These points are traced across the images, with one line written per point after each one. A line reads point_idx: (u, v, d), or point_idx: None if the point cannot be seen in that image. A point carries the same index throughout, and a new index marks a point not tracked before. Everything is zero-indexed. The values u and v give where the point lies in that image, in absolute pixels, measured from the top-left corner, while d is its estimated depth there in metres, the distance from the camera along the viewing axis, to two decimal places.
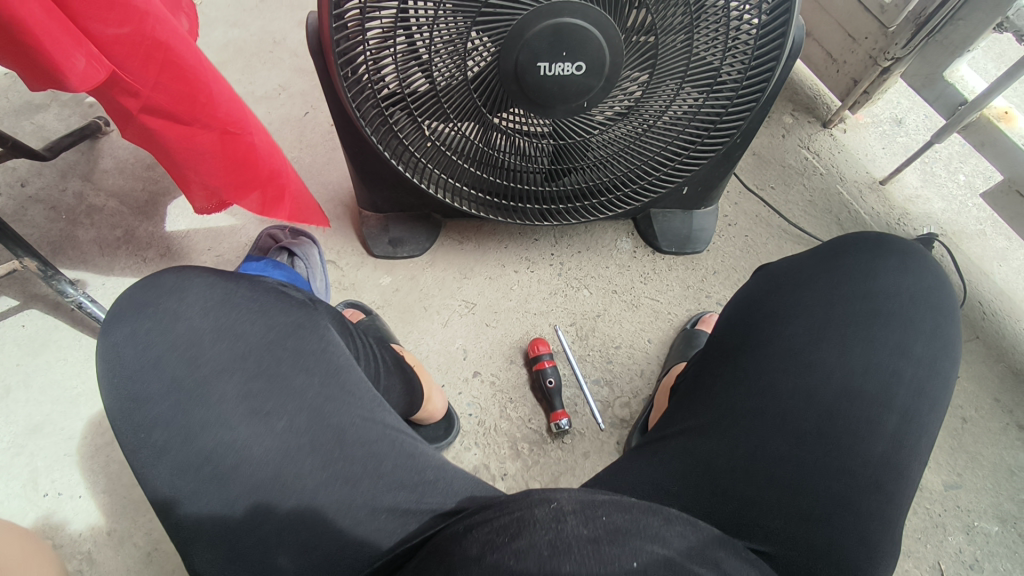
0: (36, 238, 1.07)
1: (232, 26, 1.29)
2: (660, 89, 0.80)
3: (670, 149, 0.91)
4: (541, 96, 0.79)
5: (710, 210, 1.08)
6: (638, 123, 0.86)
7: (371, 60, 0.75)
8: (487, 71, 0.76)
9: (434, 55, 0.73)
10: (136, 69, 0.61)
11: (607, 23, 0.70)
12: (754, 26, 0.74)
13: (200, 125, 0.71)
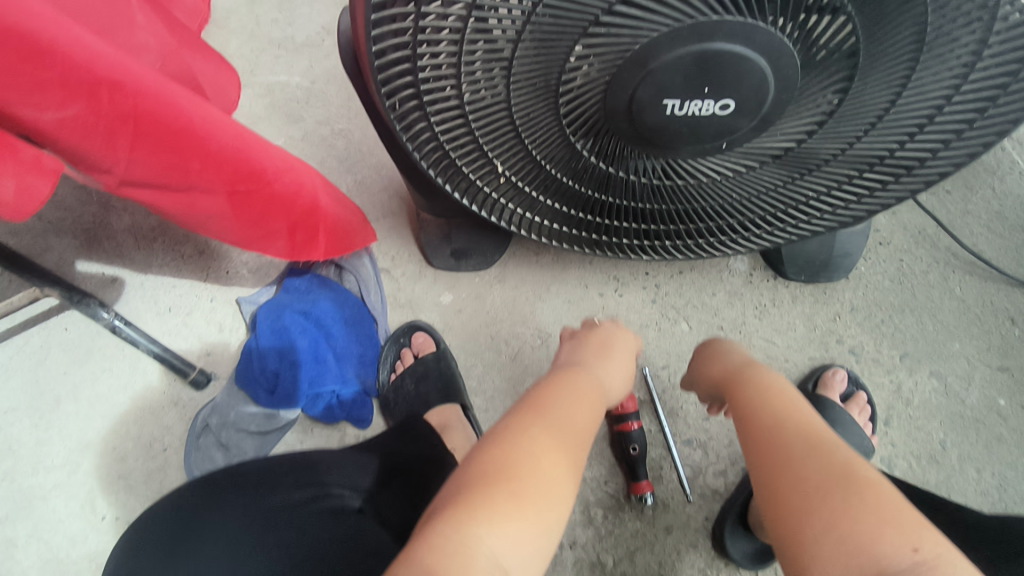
0: (68, 225, 0.97)
1: None
2: (841, 129, 0.54)
3: (835, 199, 0.65)
4: (662, 137, 0.56)
5: (860, 231, 0.84)
6: (799, 166, 0.59)
7: (425, 88, 0.53)
8: (589, 102, 0.53)
9: (515, 80, 0.51)
10: (101, 150, 0.44)
11: (781, 47, 0.46)
12: None
13: (202, 188, 0.54)
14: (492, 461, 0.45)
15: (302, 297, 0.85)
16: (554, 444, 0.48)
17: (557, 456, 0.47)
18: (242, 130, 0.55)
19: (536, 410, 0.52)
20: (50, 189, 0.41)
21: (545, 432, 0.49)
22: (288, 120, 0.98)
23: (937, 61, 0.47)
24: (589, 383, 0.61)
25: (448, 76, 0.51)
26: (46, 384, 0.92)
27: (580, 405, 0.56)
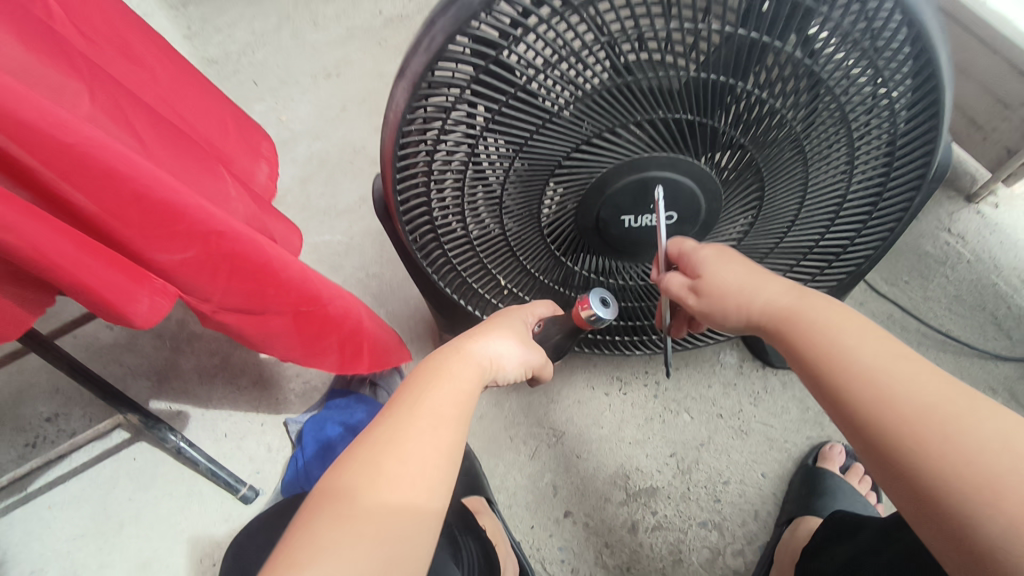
0: (143, 368, 1.13)
1: (315, 137, 1.32)
2: (769, 221, 0.71)
3: (783, 276, 0.80)
4: (626, 244, 0.72)
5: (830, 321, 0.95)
6: (741, 257, 0.76)
7: (441, 211, 0.71)
8: (565, 215, 0.71)
9: (508, 201, 0.69)
10: (205, 283, 0.60)
11: (699, 172, 0.64)
12: (888, 150, 0.63)
13: (273, 311, 0.69)
14: (375, 439, 0.47)
15: (342, 411, 0.98)
16: (435, 440, 0.48)
17: (440, 439, 0.48)
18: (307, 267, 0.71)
19: (406, 407, 0.50)
20: (168, 307, 0.59)
21: (400, 460, 0.46)
22: (331, 267, 1.17)
23: (822, 166, 0.64)
24: (468, 372, 0.55)
25: (458, 201, 0.69)
26: (112, 510, 1.01)
27: (447, 395, 0.52)
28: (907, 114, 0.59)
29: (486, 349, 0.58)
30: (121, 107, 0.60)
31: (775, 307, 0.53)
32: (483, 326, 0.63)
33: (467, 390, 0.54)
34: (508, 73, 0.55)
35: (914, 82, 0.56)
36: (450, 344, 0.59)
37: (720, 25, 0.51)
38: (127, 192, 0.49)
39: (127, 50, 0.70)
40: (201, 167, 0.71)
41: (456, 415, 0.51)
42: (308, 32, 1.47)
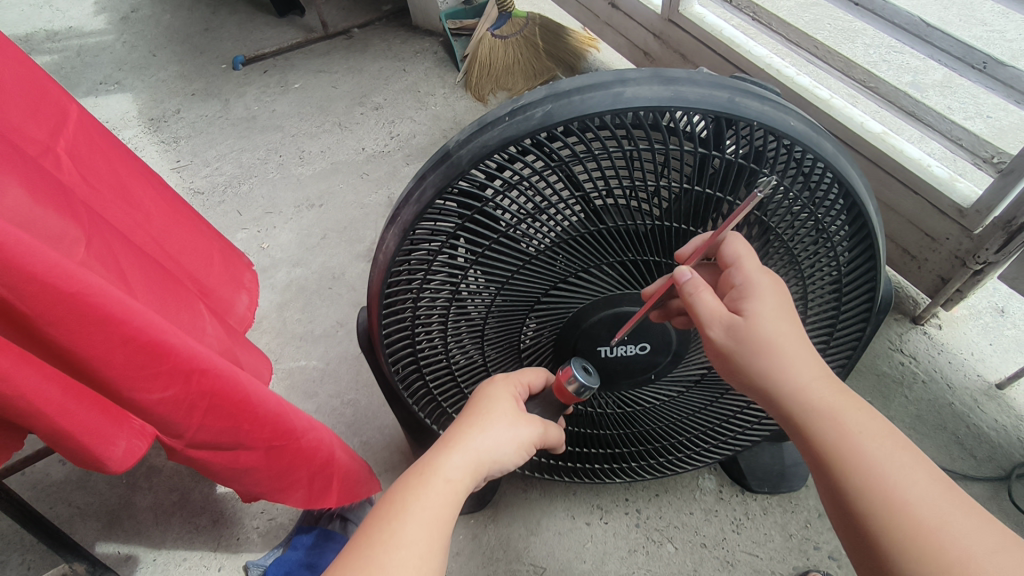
0: (93, 507, 1.05)
1: (295, 264, 1.36)
2: None
3: (753, 408, 0.82)
4: (604, 375, 0.74)
5: None
6: (716, 389, 0.78)
7: (422, 342, 0.73)
8: (543, 345, 0.73)
9: (488, 333, 0.71)
10: (181, 421, 0.59)
11: None
12: (836, 285, 0.68)
13: (244, 447, 0.68)
14: (358, 556, 0.48)
15: (310, 551, 0.92)
16: (407, 563, 0.48)
17: (421, 562, 0.48)
18: (282, 399, 0.71)
19: (388, 523, 0.50)
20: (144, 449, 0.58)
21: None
22: (305, 395, 1.16)
23: None
24: (456, 471, 0.54)
25: (440, 333, 0.72)
26: None
27: (434, 506, 0.52)
28: (847, 253, 0.65)
29: (487, 441, 0.56)
30: (115, 252, 0.62)
31: (811, 404, 0.53)
32: (476, 406, 0.59)
33: (456, 494, 0.53)
34: (490, 220, 0.60)
35: (850, 231, 0.63)
36: (447, 435, 0.57)
37: (678, 182, 0.58)
38: (118, 335, 0.51)
39: (125, 196, 0.75)
40: (183, 304, 0.72)
41: (432, 533, 0.50)
42: (293, 167, 1.57)
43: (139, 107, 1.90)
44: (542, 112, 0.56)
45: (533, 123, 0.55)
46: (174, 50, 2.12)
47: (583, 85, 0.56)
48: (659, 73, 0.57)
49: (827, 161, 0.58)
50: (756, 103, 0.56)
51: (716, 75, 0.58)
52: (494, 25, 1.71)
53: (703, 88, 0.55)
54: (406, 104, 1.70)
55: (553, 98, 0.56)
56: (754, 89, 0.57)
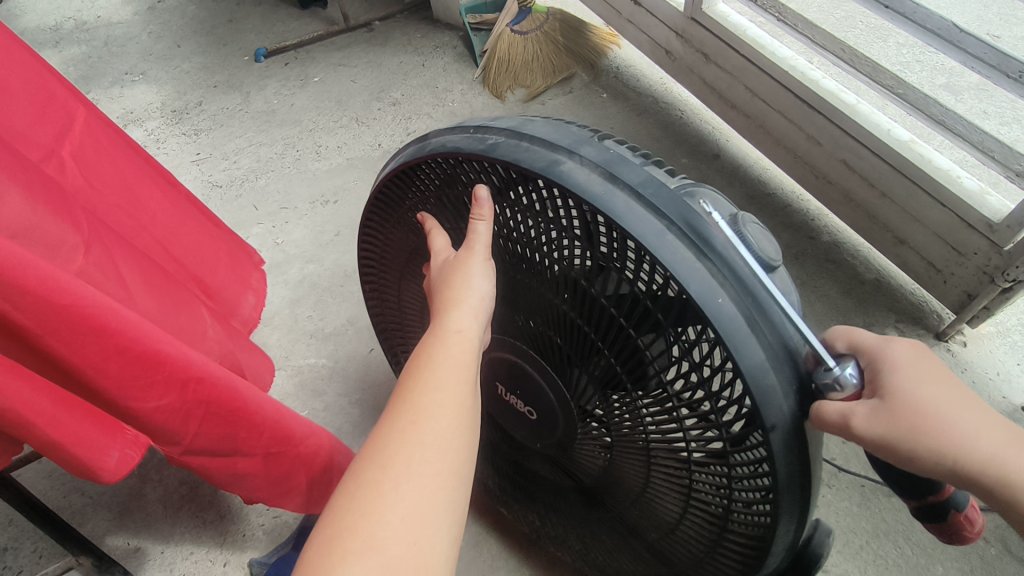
0: (105, 498, 1.07)
1: (308, 261, 1.37)
2: (615, 496, 0.59)
3: (625, 561, 0.65)
4: (506, 419, 0.67)
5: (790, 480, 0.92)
6: (592, 513, 0.65)
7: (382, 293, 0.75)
8: None
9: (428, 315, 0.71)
10: (176, 428, 0.59)
11: (557, 400, 0.56)
12: (729, 505, 0.47)
13: (243, 454, 0.68)
14: (365, 491, 0.44)
15: None
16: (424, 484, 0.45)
17: (457, 414, 0.48)
18: (282, 407, 0.71)
19: (386, 463, 0.45)
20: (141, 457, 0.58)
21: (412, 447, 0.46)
22: (313, 393, 1.16)
23: (656, 471, 0.51)
24: (463, 322, 0.50)
25: (394, 290, 0.73)
26: None
27: (452, 364, 0.49)
28: (744, 471, 0.44)
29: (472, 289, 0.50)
30: (111, 256, 0.63)
31: (983, 457, 0.41)
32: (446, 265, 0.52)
33: (458, 397, 0.48)
34: (444, 211, 0.57)
35: (763, 458, 0.43)
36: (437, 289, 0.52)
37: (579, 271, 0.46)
38: (111, 344, 0.50)
39: (131, 199, 0.75)
40: (174, 310, 0.73)
41: (453, 441, 0.47)
42: (310, 162, 1.57)
43: (162, 98, 1.92)
44: (503, 136, 0.50)
45: (481, 147, 0.50)
46: (199, 42, 2.15)
47: (561, 129, 0.49)
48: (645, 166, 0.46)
49: (741, 362, 0.40)
50: (704, 246, 0.42)
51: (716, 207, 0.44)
52: (514, 21, 1.69)
53: (663, 211, 0.42)
54: (424, 100, 1.69)
55: (521, 129, 0.50)
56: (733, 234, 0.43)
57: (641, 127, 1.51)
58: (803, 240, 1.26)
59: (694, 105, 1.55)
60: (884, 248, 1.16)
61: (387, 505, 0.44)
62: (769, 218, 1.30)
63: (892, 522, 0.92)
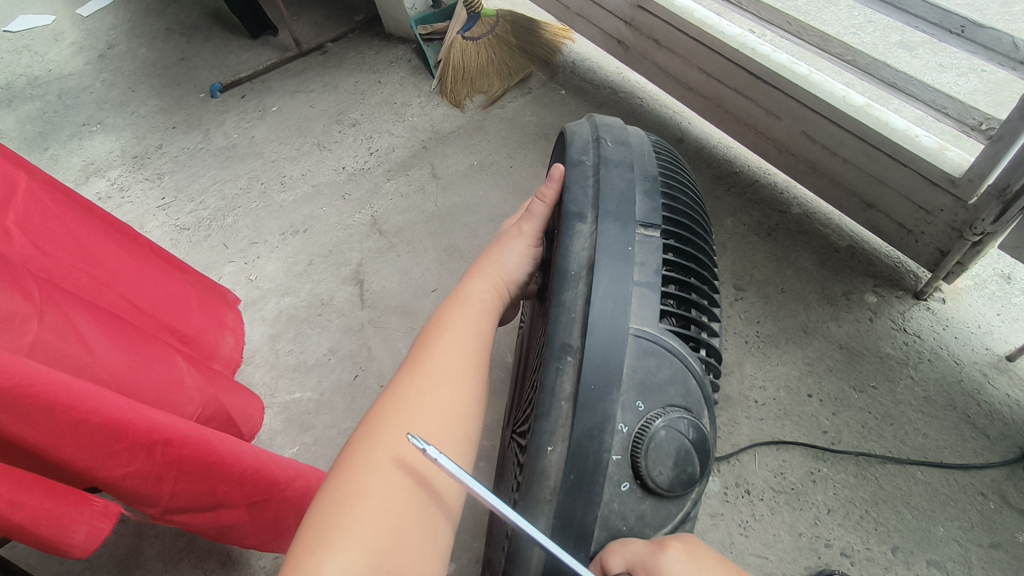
0: (102, 559, 1.05)
1: (284, 293, 1.35)
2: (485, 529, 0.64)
3: None
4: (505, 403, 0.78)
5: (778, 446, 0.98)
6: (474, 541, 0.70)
7: None
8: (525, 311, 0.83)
9: None
10: (151, 491, 0.57)
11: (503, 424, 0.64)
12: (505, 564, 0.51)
13: (226, 505, 0.66)
14: (371, 455, 0.52)
15: None
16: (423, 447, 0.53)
17: (457, 388, 0.56)
18: (262, 453, 0.70)
19: (397, 413, 0.54)
20: (111, 527, 0.54)
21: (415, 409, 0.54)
22: (301, 428, 1.15)
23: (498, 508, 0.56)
24: (483, 296, 0.62)
25: None
26: None
27: (463, 338, 0.59)
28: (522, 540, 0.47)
29: (506, 264, 0.64)
30: (66, 316, 0.59)
31: None
32: (494, 243, 0.67)
33: (462, 374, 0.57)
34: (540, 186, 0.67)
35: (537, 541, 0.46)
36: (473, 265, 0.66)
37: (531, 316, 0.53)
38: (66, 420, 0.49)
39: (88, 253, 0.71)
40: (150, 358, 0.69)
41: (446, 414, 0.55)
42: (275, 194, 1.55)
43: (122, 146, 1.90)
44: (591, 167, 0.54)
45: (573, 149, 0.59)
46: (154, 84, 2.13)
47: (623, 196, 0.52)
48: (649, 301, 0.46)
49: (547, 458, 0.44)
50: (571, 408, 0.44)
51: (658, 421, 0.44)
52: (464, 27, 1.68)
53: (594, 379, 0.44)
54: (383, 118, 1.67)
55: (605, 165, 0.55)
56: (628, 442, 0.44)
57: None
58: (774, 214, 1.26)
59: (652, 91, 1.54)
60: (854, 213, 1.15)
61: (392, 467, 0.51)
62: (738, 196, 1.30)
63: (888, 489, 0.92)
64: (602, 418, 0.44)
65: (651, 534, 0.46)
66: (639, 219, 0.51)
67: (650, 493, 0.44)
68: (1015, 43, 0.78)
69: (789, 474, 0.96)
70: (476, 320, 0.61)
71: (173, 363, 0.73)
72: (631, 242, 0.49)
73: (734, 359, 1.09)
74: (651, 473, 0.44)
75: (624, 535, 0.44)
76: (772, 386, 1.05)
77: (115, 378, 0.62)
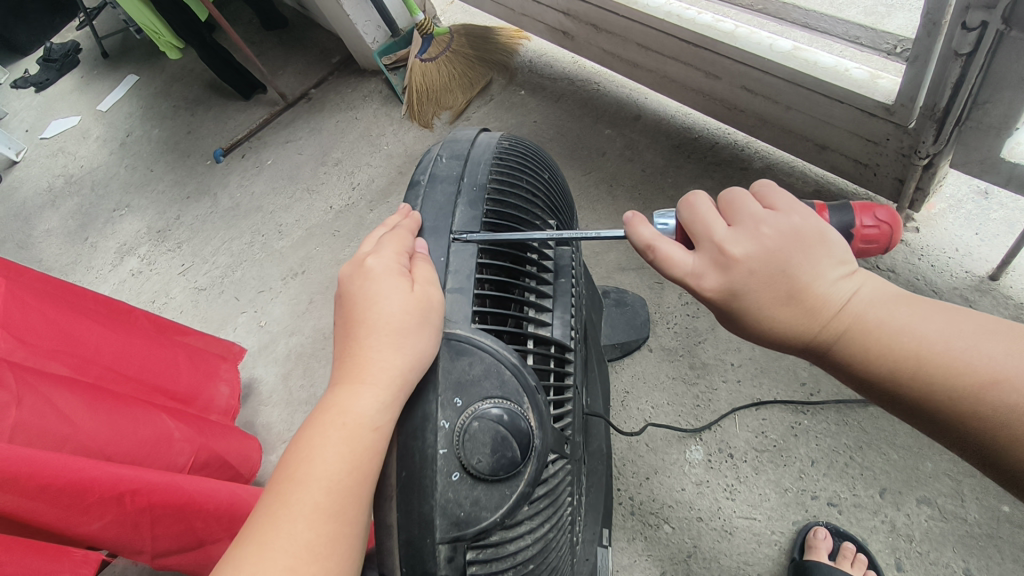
0: None
1: (291, 333, 1.46)
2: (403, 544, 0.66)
3: None
4: None
5: (750, 409, 0.99)
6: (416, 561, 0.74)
7: None
8: None
9: None
10: (130, 537, 0.67)
11: None
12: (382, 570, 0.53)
13: (211, 541, 0.75)
14: (264, 532, 0.47)
15: None
16: (323, 510, 0.48)
17: (343, 484, 0.48)
18: (236, 491, 0.80)
19: (277, 509, 0.48)
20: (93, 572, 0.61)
21: (297, 504, 0.48)
22: None
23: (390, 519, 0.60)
24: (377, 374, 0.49)
25: None
26: None
27: (344, 438, 0.49)
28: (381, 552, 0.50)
29: (400, 316, 0.51)
30: (45, 396, 0.69)
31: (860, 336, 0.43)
32: (379, 281, 0.53)
33: (358, 463, 0.49)
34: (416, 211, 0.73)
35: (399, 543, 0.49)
36: (366, 311, 0.53)
37: None
38: (32, 485, 0.58)
39: (68, 336, 0.81)
40: (137, 420, 0.78)
41: (352, 468, 0.48)
42: (275, 243, 1.67)
43: (147, 223, 2.08)
44: (424, 186, 0.64)
45: (417, 174, 0.66)
46: (167, 161, 2.31)
47: (447, 213, 0.60)
48: (461, 302, 0.54)
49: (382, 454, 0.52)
50: None
51: (471, 414, 0.48)
52: (420, 51, 1.74)
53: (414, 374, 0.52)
54: (362, 151, 1.76)
55: (432, 190, 0.63)
56: (449, 435, 0.48)
57: (562, 113, 1.53)
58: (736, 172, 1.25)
59: (608, 75, 1.55)
60: (811, 157, 1.12)
61: (282, 543, 0.47)
62: (698, 161, 1.29)
63: (871, 431, 0.91)
64: (423, 418, 0.50)
65: (487, 525, 0.47)
66: (456, 231, 0.59)
67: (479, 478, 0.48)
68: None
69: (770, 432, 0.96)
70: (373, 402, 0.49)
71: (160, 419, 0.82)
72: (446, 253, 0.57)
73: (708, 325, 1.09)
74: (469, 459, 0.47)
75: (463, 520, 0.47)
76: (747, 346, 1.05)
77: (98, 443, 0.72)
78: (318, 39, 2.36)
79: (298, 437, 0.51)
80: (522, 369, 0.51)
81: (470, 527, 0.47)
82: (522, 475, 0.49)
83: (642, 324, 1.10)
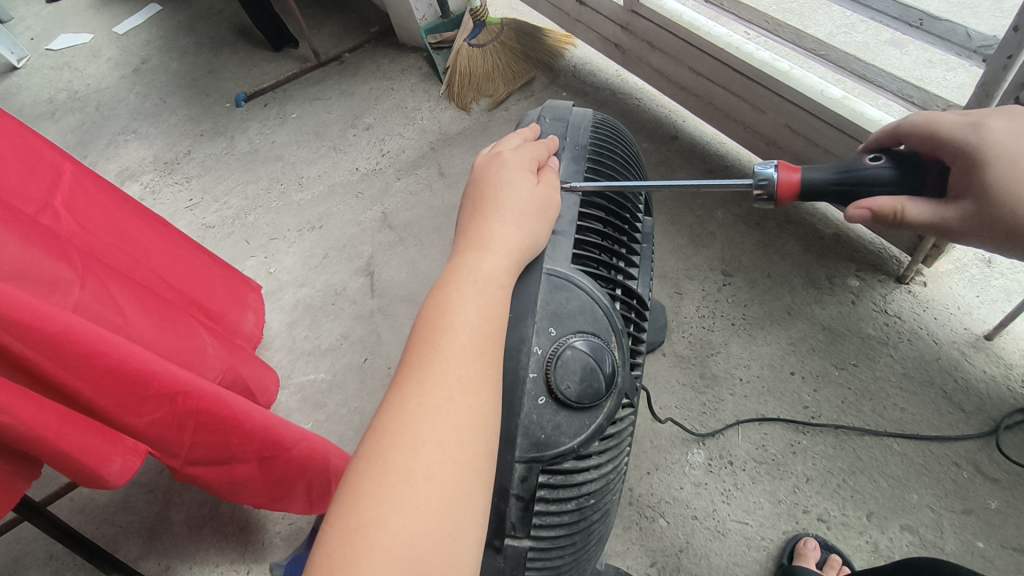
0: (135, 525, 1.13)
1: (300, 284, 1.45)
2: None
3: None
4: None
5: (752, 423, 1.04)
6: None
7: None
8: None
9: None
10: (172, 438, 0.67)
11: None
12: None
13: (239, 460, 0.76)
14: (392, 464, 0.44)
15: None
16: (448, 457, 0.44)
17: (472, 401, 0.46)
18: (270, 414, 0.78)
19: (401, 437, 0.45)
20: (139, 462, 0.64)
21: (426, 429, 0.45)
22: (314, 406, 1.24)
23: None
24: (491, 273, 0.51)
25: None
26: None
27: (461, 357, 0.47)
28: None
29: (509, 231, 0.53)
30: (105, 285, 0.69)
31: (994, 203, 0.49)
32: (499, 195, 0.56)
33: (483, 382, 0.47)
34: None
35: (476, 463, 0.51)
36: (476, 233, 0.54)
37: None
38: (101, 366, 0.59)
39: (123, 233, 0.80)
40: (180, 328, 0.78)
41: (478, 387, 0.47)
42: (294, 194, 1.66)
43: (154, 153, 2.03)
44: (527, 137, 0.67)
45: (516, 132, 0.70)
46: (183, 96, 2.26)
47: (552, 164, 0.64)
48: (561, 243, 0.57)
49: None
50: None
51: (564, 343, 0.51)
52: (470, 35, 1.77)
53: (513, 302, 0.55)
54: (395, 121, 1.77)
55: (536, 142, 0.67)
56: (541, 362, 0.51)
57: None
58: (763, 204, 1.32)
59: (649, 93, 1.61)
60: None
61: (418, 471, 0.43)
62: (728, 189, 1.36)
63: (863, 458, 0.97)
64: (519, 341, 0.52)
65: (564, 450, 0.50)
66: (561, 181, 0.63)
67: (562, 406, 0.51)
68: (969, 34, 0.85)
69: (770, 446, 1.01)
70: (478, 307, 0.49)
71: (200, 331, 0.83)
72: None
73: (721, 339, 1.14)
74: (558, 385, 0.50)
75: (542, 443, 0.50)
76: (756, 365, 1.10)
77: (148, 341, 0.72)
78: (359, 6, 2.36)
79: (401, 363, 0.49)
80: (612, 313, 0.54)
81: (548, 450, 0.50)
82: (602, 409, 0.52)
83: (660, 328, 1.15)
